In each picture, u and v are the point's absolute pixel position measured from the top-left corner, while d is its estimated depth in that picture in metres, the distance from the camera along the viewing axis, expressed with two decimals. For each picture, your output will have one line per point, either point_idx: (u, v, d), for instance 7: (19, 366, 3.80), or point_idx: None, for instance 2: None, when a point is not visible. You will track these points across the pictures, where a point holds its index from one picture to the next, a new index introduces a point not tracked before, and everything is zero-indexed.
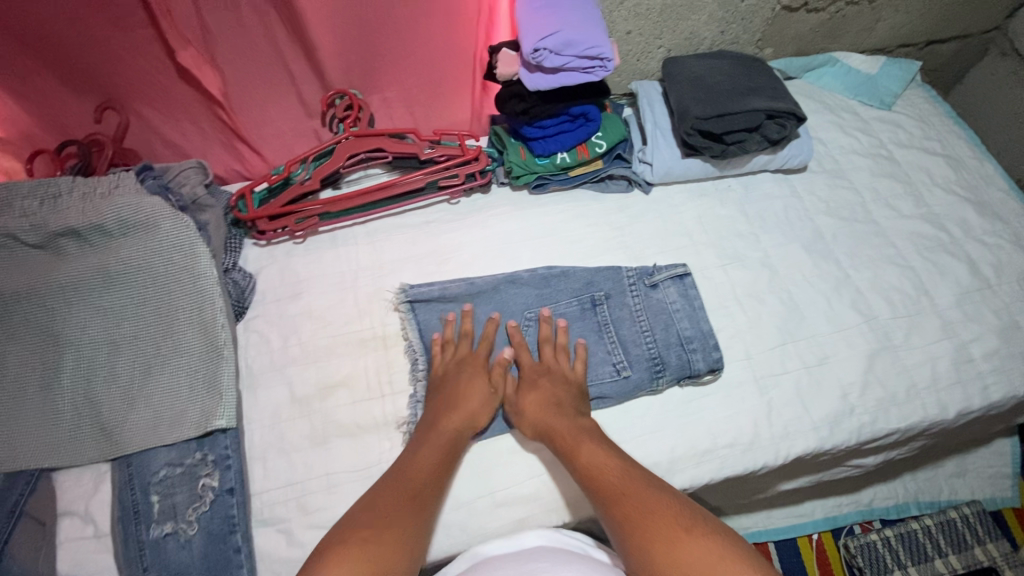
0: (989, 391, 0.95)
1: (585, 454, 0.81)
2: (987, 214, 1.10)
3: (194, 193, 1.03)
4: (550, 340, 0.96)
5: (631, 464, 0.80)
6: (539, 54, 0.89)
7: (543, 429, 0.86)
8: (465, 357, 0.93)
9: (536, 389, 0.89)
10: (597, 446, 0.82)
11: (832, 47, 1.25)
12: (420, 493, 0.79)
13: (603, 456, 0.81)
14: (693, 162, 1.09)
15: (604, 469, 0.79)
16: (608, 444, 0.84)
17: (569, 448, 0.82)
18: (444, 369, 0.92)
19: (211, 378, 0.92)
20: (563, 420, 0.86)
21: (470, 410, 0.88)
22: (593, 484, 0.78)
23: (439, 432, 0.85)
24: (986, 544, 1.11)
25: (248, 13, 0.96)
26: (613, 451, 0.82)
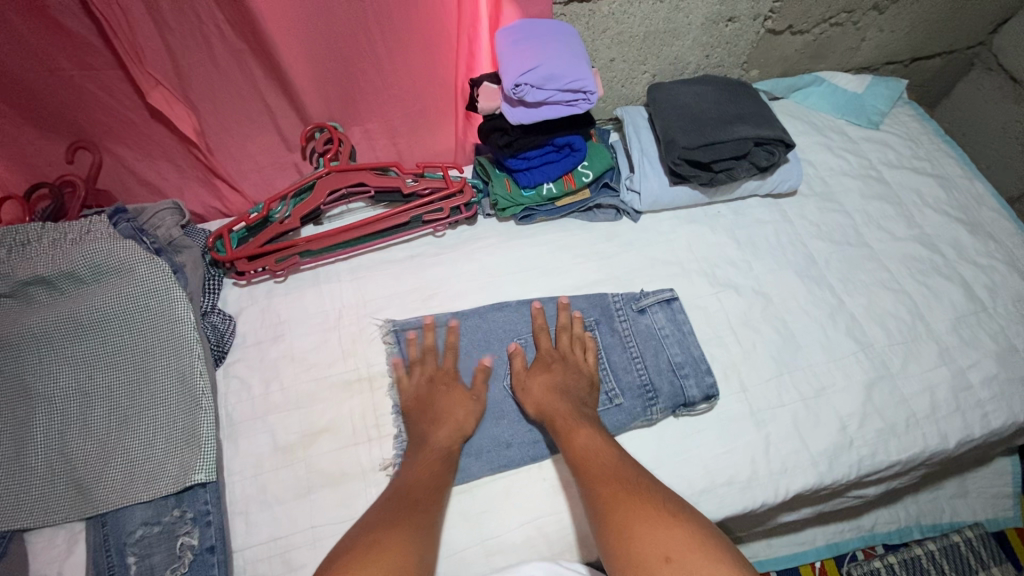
0: (988, 417, 0.93)
1: (580, 441, 0.81)
2: (979, 234, 1.09)
3: (169, 235, 1.01)
4: (567, 328, 0.95)
5: (618, 452, 0.80)
6: (520, 89, 0.87)
7: (545, 411, 0.87)
8: (433, 373, 0.92)
9: (549, 371, 0.90)
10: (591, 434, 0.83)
11: (818, 66, 1.24)
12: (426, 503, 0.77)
13: (599, 443, 0.81)
14: (680, 190, 1.07)
15: (591, 459, 0.79)
16: (602, 430, 0.84)
17: (566, 435, 0.83)
18: (415, 391, 0.91)
19: (190, 430, 0.88)
20: (569, 405, 0.86)
21: (456, 420, 0.87)
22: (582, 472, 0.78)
23: (431, 448, 0.84)
24: (990, 569, 1.10)
25: (220, 49, 0.93)
26: (603, 437, 0.83)
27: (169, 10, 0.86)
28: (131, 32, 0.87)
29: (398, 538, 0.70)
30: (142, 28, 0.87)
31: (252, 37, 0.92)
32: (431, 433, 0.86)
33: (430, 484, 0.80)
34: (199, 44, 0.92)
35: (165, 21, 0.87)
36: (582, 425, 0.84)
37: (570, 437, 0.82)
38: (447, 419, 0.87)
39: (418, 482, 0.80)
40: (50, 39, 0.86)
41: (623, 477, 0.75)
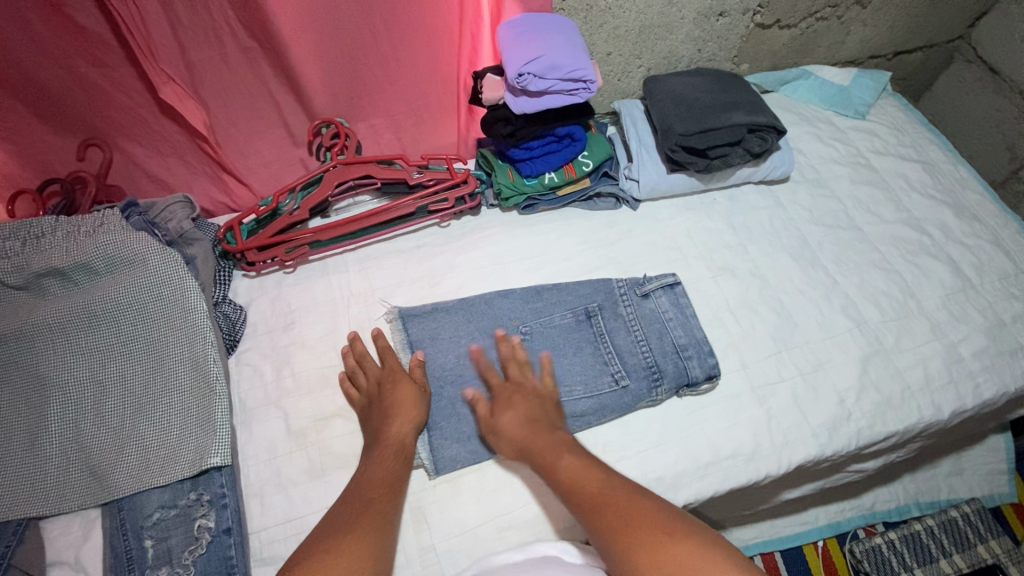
0: (980, 388, 0.97)
1: (569, 472, 0.78)
2: (965, 216, 1.14)
3: (181, 228, 1.02)
4: (513, 357, 0.92)
5: (609, 474, 0.79)
6: (523, 78, 0.91)
7: (521, 449, 0.83)
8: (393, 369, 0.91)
9: (511, 407, 0.85)
10: (578, 460, 0.80)
11: (805, 60, 1.29)
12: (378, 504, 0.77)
13: (589, 469, 0.79)
14: (678, 177, 1.11)
15: (585, 481, 0.77)
16: (588, 456, 0.81)
17: (552, 466, 0.79)
18: (370, 388, 0.90)
19: (205, 415, 0.90)
20: (544, 442, 0.82)
21: (410, 413, 0.86)
22: (576, 500, 0.76)
23: (387, 441, 0.84)
24: (988, 541, 1.12)
25: (231, 45, 0.96)
26: (592, 463, 0.80)
27: (182, 7, 0.89)
28: (143, 26, 0.88)
29: (357, 544, 0.72)
30: (155, 24, 0.89)
31: (262, 33, 0.95)
32: (387, 426, 0.85)
33: (383, 481, 0.80)
34: (211, 40, 0.94)
35: (179, 18, 0.90)
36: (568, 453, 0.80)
37: (558, 466, 0.79)
38: (400, 415, 0.86)
39: (368, 481, 0.80)
40: (65, 34, 0.88)
41: (620, 500, 0.74)
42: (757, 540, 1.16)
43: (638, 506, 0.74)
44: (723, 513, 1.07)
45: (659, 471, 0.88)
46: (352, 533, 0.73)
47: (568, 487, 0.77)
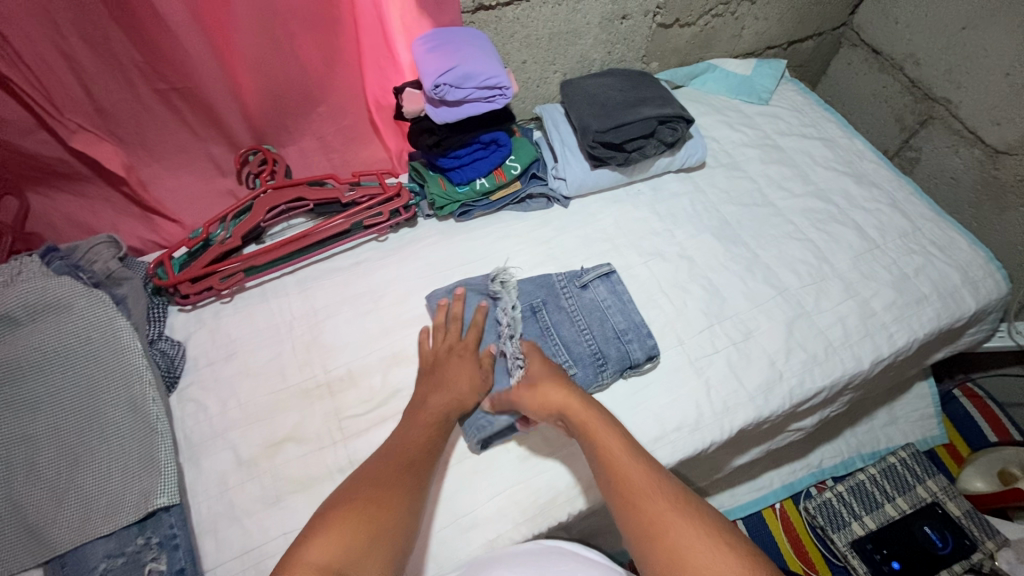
0: (893, 337, 1.05)
1: (610, 449, 0.76)
2: (864, 184, 1.24)
3: (107, 267, 0.99)
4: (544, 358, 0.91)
5: (652, 464, 0.75)
6: (440, 89, 0.94)
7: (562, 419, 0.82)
8: (457, 341, 0.95)
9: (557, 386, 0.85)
10: (621, 443, 0.77)
11: (709, 55, 1.38)
12: (416, 468, 0.79)
13: (620, 453, 0.75)
14: (602, 172, 1.16)
15: (623, 469, 0.74)
16: (632, 439, 0.78)
17: (592, 445, 0.78)
18: (435, 352, 0.94)
19: (147, 457, 0.87)
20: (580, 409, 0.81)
21: (458, 390, 0.89)
22: (614, 487, 0.73)
23: (428, 412, 0.86)
24: (926, 481, 1.19)
25: (144, 88, 0.95)
26: (635, 448, 0.76)
27: (86, 56, 0.88)
28: (40, 84, 0.87)
29: (390, 506, 0.74)
30: (53, 78, 0.88)
31: (172, 73, 0.94)
32: (431, 400, 0.87)
33: (421, 447, 0.82)
34: (121, 82, 0.93)
35: (83, 67, 0.89)
36: (612, 429, 0.78)
37: (601, 443, 0.77)
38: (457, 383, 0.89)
39: (403, 447, 0.82)
40: None
41: (659, 492, 0.71)
42: (718, 510, 1.21)
43: (663, 493, 0.71)
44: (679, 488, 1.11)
45: None
46: (387, 495, 0.75)
47: (607, 471, 0.75)
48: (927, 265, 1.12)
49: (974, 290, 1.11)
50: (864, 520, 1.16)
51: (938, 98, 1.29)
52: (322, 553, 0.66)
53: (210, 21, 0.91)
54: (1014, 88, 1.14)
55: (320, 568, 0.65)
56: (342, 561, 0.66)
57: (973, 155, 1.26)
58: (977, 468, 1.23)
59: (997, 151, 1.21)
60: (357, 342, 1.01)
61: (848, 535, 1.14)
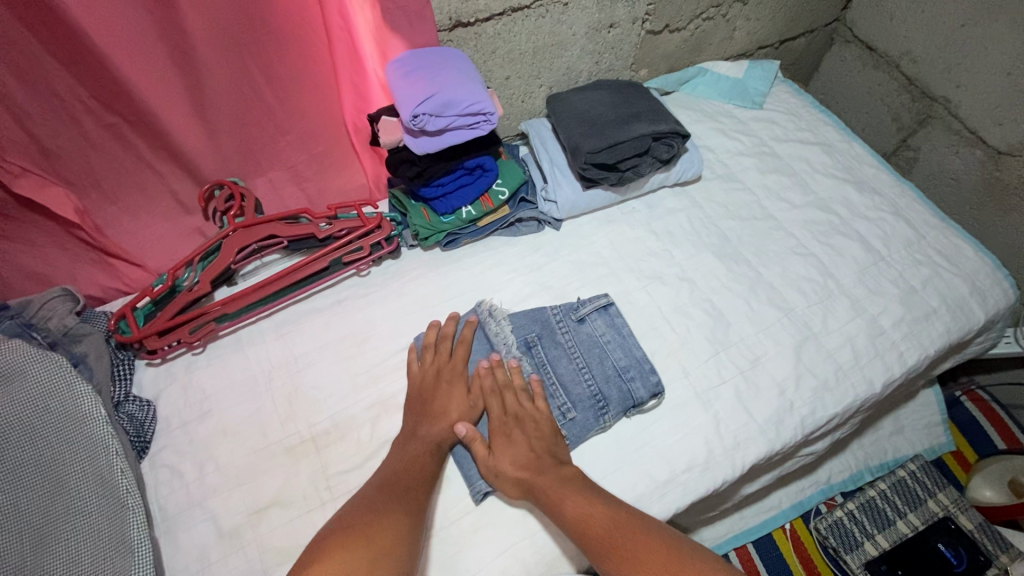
0: (903, 356, 1.01)
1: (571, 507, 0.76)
2: (865, 191, 1.19)
3: (64, 323, 0.92)
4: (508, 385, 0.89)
5: (616, 508, 0.76)
6: (419, 119, 0.87)
7: (526, 487, 0.81)
8: (446, 363, 0.92)
9: (512, 446, 0.84)
10: (580, 497, 0.78)
11: (700, 59, 1.32)
12: (413, 494, 0.78)
13: (588, 503, 0.77)
14: (594, 193, 1.10)
15: (593, 521, 0.75)
16: (593, 488, 0.80)
17: (557, 506, 0.78)
18: (424, 377, 0.91)
19: (119, 536, 0.79)
20: (546, 474, 0.81)
21: (451, 418, 0.87)
22: (584, 539, 0.74)
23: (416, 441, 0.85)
24: (936, 495, 1.16)
25: (93, 124, 0.84)
26: (593, 496, 0.78)
27: (22, 93, 0.76)
28: None
29: (390, 527, 0.71)
30: None
31: (124, 104, 0.84)
32: (427, 428, 0.86)
33: (417, 474, 0.81)
34: (67, 123, 0.82)
35: (22, 108, 0.77)
36: (572, 486, 0.79)
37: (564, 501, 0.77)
38: (445, 413, 0.87)
39: (400, 475, 0.80)
40: None
41: (628, 533, 0.72)
42: (727, 536, 1.17)
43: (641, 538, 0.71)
44: (687, 519, 1.07)
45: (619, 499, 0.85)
46: (386, 516, 0.72)
47: (573, 525, 0.75)
48: (934, 277, 1.08)
49: (983, 301, 1.07)
50: (876, 539, 1.12)
51: (937, 97, 1.24)
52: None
53: (165, 48, 0.81)
54: (1017, 88, 1.09)
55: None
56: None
57: (974, 156, 1.21)
58: (986, 477, 1.20)
59: (999, 152, 1.16)
60: (342, 390, 0.95)
61: (862, 556, 1.11)
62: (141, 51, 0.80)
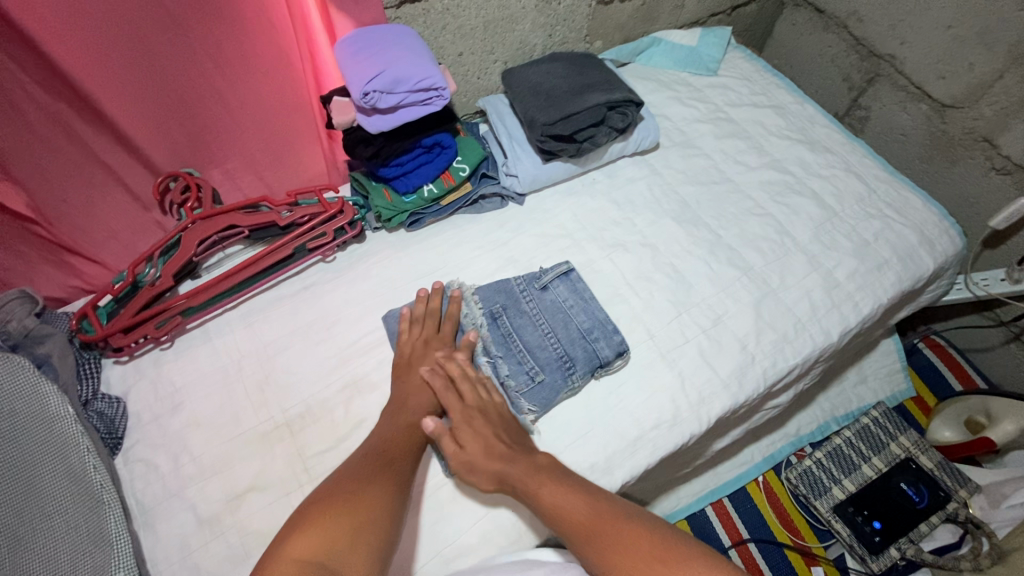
0: (859, 306, 1.05)
1: (549, 499, 0.74)
2: (818, 150, 1.22)
3: (24, 326, 0.90)
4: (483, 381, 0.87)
5: (595, 496, 0.74)
6: (370, 97, 0.87)
7: (499, 478, 0.79)
8: (433, 334, 0.93)
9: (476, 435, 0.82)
10: (562, 488, 0.75)
11: (653, 28, 1.33)
12: (397, 462, 0.77)
13: (569, 496, 0.74)
14: (554, 165, 1.11)
15: (573, 516, 0.72)
16: (569, 476, 0.77)
17: (531, 493, 0.75)
18: (411, 347, 0.92)
19: (97, 531, 0.80)
20: (517, 465, 0.78)
21: (437, 389, 0.88)
22: (563, 529, 0.72)
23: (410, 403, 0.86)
24: (898, 438, 1.21)
25: (36, 117, 0.83)
26: (575, 489, 0.75)
27: None
28: None
29: (374, 496, 0.71)
30: None
31: (67, 92, 0.82)
32: (413, 400, 0.87)
33: (402, 439, 0.81)
34: (10, 115, 0.80)
35: None
36: (545, 475, 0.77)
37: (542, 493, 0.75)
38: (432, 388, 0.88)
39: (383, 446, 0.80)
40: None
41: (610, 523, 0.70)
42: (702, 492, 1.21)
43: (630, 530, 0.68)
44: (662, 478, 1.10)
45: (591, 459, 0.88)
46: (370, 486, 0.72)
47: (551, 517, 0.73)
48: (885, 229, 1.12)
49: (932, 249, 1.12)
50: (844, 484, 1.17)
51: (884, 55, 1.27)
52: (305, 546, 0.63)
53: (108, 35, 0.80)
54: (957, 41, 1.13)
55: (300, 561, 0.61)
56: (326, 552, 0.63)
57: (921, 110, 1.25)
58: (945, 419, 1.25)
59: (944, 105, 1.20)
60: (313, 373, 0.95)
61: (830, 501, 1.15)
62: (83, 38, 0.78)
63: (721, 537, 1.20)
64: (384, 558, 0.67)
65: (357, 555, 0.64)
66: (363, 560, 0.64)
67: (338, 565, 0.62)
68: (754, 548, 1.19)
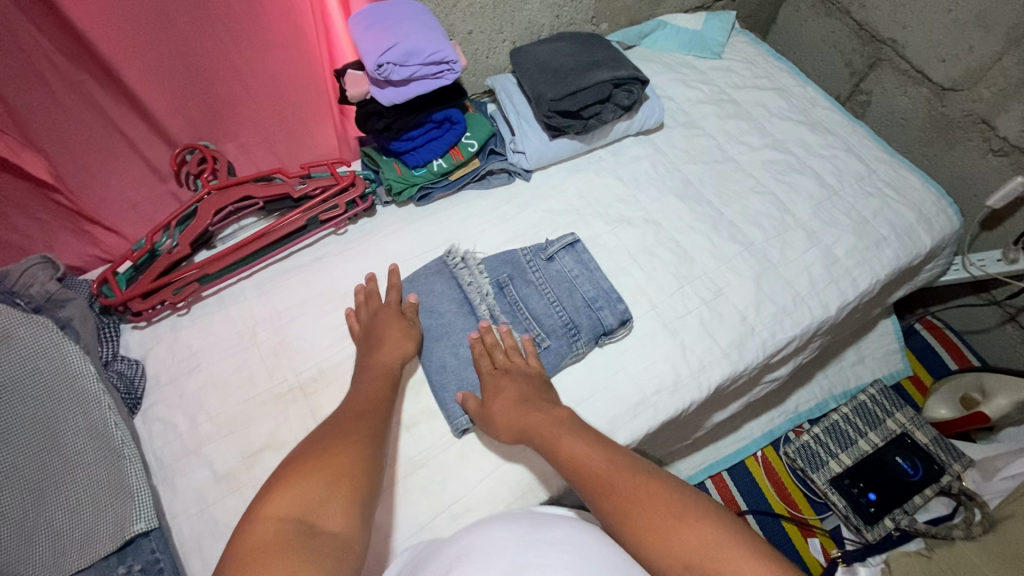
0: (857, 281, 1.08)
1: (571, 450, 0.75)
2: (819, 131, 1.25)
3: (45, 290, 0.93)
4: (499, 346, 0.90)
5: (607, 446, 0.76)
6: (384, 69, 0.90)
7: (521, 430, 0.81)
8: (381, 307, 0.95)
9: (501, 393, 0.85)
10: (577, 438, 0.77)
11: (659, 12, 1.36)
12: (371, 416, 0.79)
13: (586, 446, 0.75)
14: (561, 142, 1.14)
15: (587, 464, 0.74)
16: (588, 430, 0.79)
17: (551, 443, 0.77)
18: (364, 321, 0.94)
19: (118, 484, 0.83)
20: (539, 417, 0.80)
21: (393, 344, 0.89)
22: (579, 479, 0.73)
23: (369, 368, 0.87)
24: (895, 414, 1.23)
25: (60, 85, 0.85)
26: (590, 439, 0.77)
27: None
28: None
29: (348, 448, 0.72)
30: None
31: (91, 60, 0.85)
32: (378, 354, 0.88)
33: (371, 395, 0.82)
34: (33, 82, 0.83)
35: None
36: (566, 427, 0.78)
37: (563, 446, 0.76)
38: (388, 347, 0.89)
39: (356, 402, 0.81)
40: None
41: (629, 476, 0.71)
42: (702, 465, 1.24)
43: (643, 482, 0.70)
44: (663, 449, 1.13)
45: (595, 421, 0.91)
46: (344, 439, 0.73)
47: (569, 469, 0.74)
48: (884, 208, 1.14)
49: (930, 228, 1.14)
50: (841, 458, 1.19)
51: (885, 39, 1.29)
52: (284, 502, 0.65)
53: (131, 4, 0.82)
54: (957, 23, 1.15)
55: (282, 521, 0.63)
56: (306, 508, 0.65)
57: (921, 94, 1.27)
58: (940, 397, 1.28)
59: (943, 88, 1.22)
60: (325, 339, 0.98)
61: (827, 474, 1.18)
62: (105, 5, 0.81)
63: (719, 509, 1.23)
64: (365, 508, 0.69)
65: (336, 508, 0.66)
66: (341, 512, 0.66)
67: (318, 521, 0.64)
68: (752, 519, 1.22)
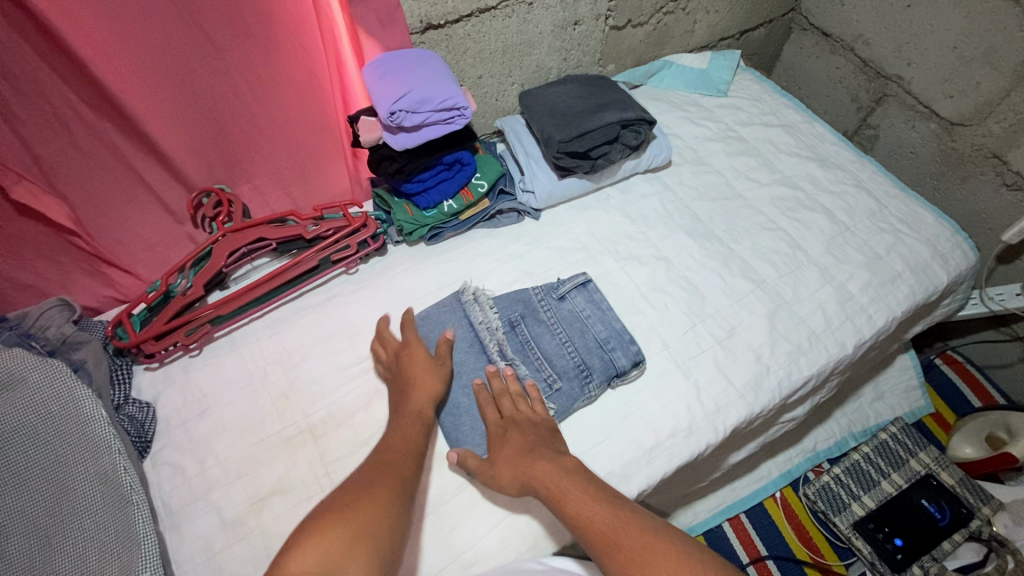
0: (873, 319, 1.06)
1: (577, 502, 0.74)
2: (828, 166, 1.25)
3: (62, 332, 0.94)
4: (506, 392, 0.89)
5: (617, 503, 0.74)
6: (396, 116, 0.92)
7: (523, 481, 0.79)
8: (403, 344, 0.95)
9: (507, 442, 0.84)
10: (582, 490, 0.76)
11: (664, 52, 1.38)
12: (396, 471, 0.76)
13: (590, 500, 0.74)
14: (570, 181, 1.15)
15: (594, 518, 0.73)
16: (595, 483, 0.78)
17: (555, 494, 0.76)
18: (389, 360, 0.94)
19: (125, 531, 0.81)
20: (540, 465, 0.80)
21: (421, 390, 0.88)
22: (585, 532, 0.72)
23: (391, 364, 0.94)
24: (917, 454, 1.19)
25: (84, 135, 0.88)
26: (598, 494, 0.76)
27: (19, 105, 0.80)
28: None
29: (378, 505, 0.69)
30: None
31: (114, 110, 0.88)
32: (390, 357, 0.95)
33: (402, 450, 0.80)
34: (58, 131, 0.85)
35: (16, 115, 0.81)
36: (570, 477, 0.77)
37: (566, 497, 0.75)
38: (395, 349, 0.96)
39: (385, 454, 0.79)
40: None
41: (635, 531, 0.70)
42: (719, 507, 1.20)
43: (651, 539, 0.68)
44: (678, 492, 1.10)
45: (609, 466, 0.89)
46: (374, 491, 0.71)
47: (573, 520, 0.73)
48: (897, 243, 1.13)
49: (945, 263, 1.13)
50: (864, 501, 1.15)
51: (891, 75, 1.30)
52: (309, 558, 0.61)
53: (154, 57, 0.86)
54: (963, 61, 1.16)
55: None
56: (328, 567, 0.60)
57: (929, 129, 1.27)
58: (965, 435, 1.25)
59: (952, 123, 1.23)
60: (335, 381, 0.98)
61: (849, 517, 1.14)
62: (131, 59, 0.84)
63: (739, 554, 1.18)
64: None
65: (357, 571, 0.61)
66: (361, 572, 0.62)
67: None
68: (773, 565, 1.18)
